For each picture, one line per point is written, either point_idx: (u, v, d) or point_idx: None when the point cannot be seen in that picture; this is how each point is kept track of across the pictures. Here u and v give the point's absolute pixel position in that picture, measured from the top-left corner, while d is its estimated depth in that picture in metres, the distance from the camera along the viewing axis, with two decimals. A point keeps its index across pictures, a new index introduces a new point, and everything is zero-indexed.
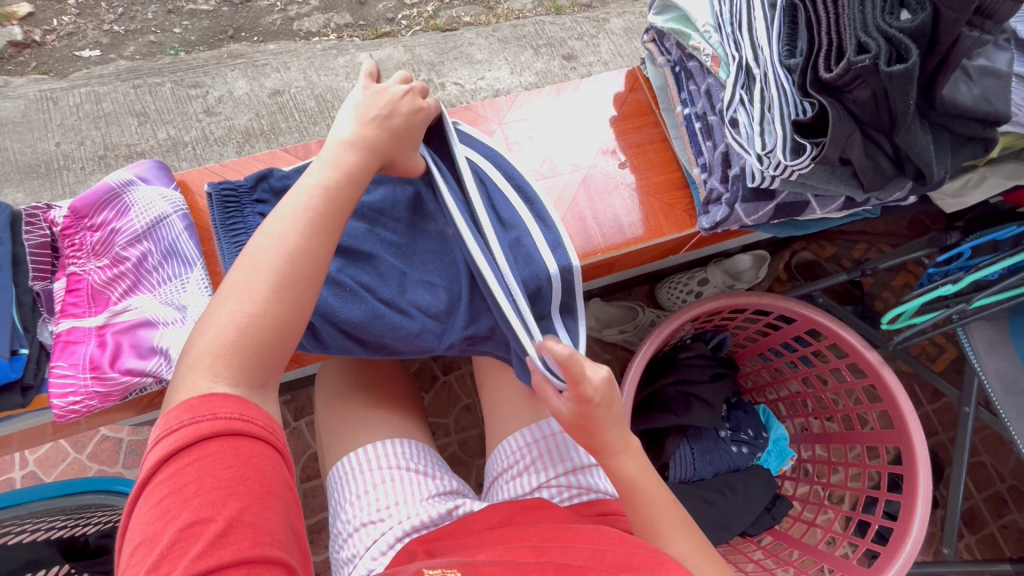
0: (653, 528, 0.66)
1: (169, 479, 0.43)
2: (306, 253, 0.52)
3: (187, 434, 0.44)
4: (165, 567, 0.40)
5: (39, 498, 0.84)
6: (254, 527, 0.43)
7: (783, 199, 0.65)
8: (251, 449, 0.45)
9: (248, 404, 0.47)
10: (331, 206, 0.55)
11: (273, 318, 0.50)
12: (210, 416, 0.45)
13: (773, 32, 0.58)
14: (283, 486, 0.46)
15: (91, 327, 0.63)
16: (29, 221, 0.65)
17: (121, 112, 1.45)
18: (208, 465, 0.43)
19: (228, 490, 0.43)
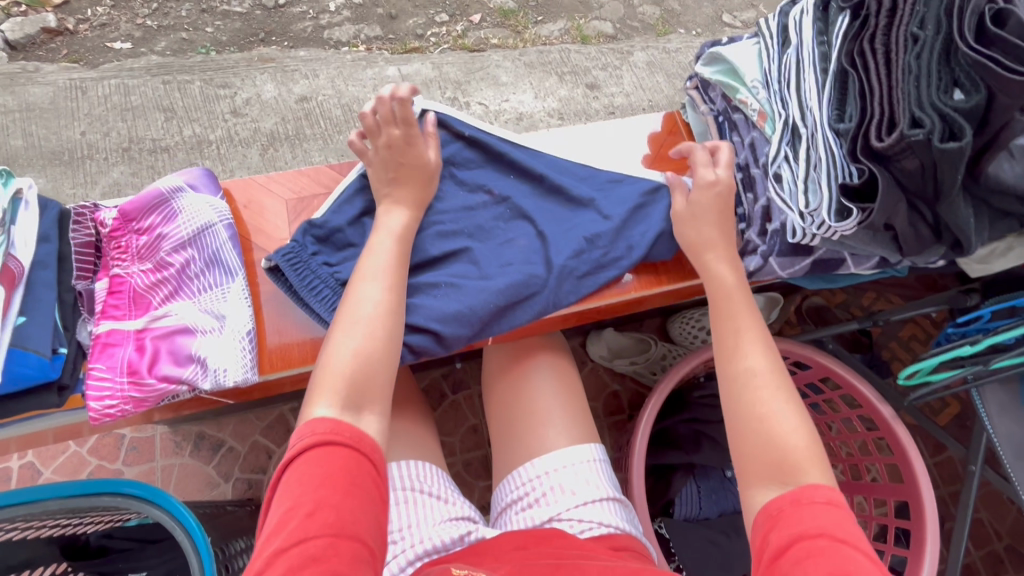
0: (730, 339, 0.64)
1: (283, 477, 0.52)
2: (389, 301, 0.64)
3: (295, 445, 0.53)
4: (270, 540, 0.48)
5: (58, 496, 0.76)
6: (338, 512, 0.49)
7: (820, 256, 0.67)
8: (340, 455, 0.53)
9: (341, 421, 0.55)
10: (394, 260, 0.68)
11: (366, 355, 0.60)
12: (308, 433, 0.53)
13: (824, 95, 0.60)
14: (366, 484, 0.52)
15: (130, 330, 0.63)
16: (77, 219, 0.66)
17: (148, 106, 1.46)
18: (307, 465, 0.51)
19: (319, 482, 0.50)
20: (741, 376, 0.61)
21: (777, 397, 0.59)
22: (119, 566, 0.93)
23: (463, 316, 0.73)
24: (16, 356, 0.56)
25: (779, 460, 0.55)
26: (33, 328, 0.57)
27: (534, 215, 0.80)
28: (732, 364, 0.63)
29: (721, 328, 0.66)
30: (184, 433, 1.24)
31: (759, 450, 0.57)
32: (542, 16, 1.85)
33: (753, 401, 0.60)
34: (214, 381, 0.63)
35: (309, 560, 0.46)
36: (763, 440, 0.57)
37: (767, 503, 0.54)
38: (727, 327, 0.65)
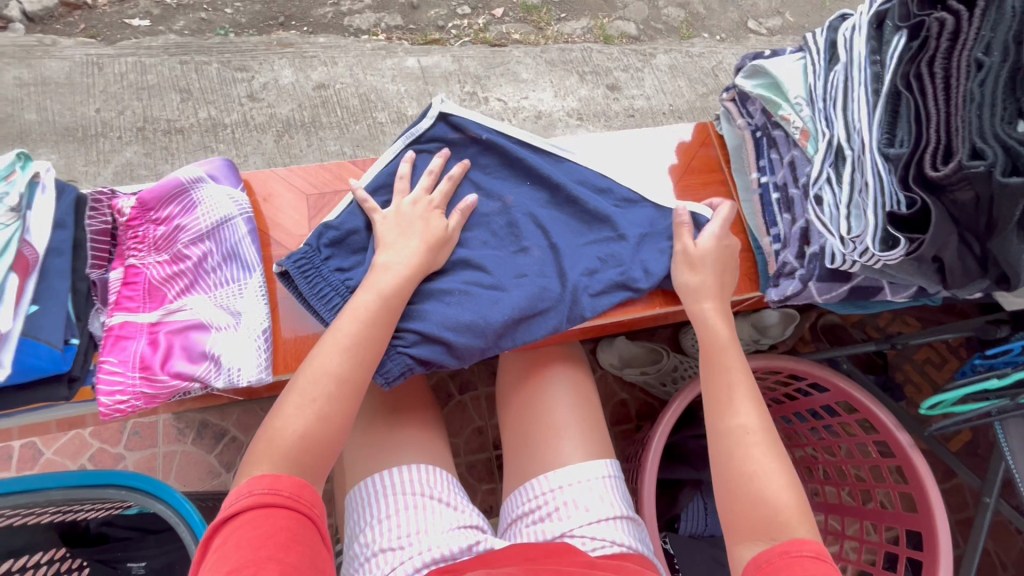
0: (722, 394, 0.66)
1: (216, 546, 0.49)
2: (353, 376, 0.60)
3: (231, 506, 0.51)
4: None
5: (61, 486, 0.72)
6: (282, 570, 0.47)
7: (859, 282, 0.64)
8: (279, 513, 0.51)
9: (279, 477, 0.53)
10: (367, 325, 0.63)
11: (313, 435, 0.57)
12: (246, 493, 0.52)
13: (875, 117, 0.57)
14: (308, 539, 0.51)
15: (143, 323, 0.61)
16: (93, 205, 0.64)
17: (164, 86, 1.44)
18: (244, 528, 0.49)
19: (260, 543, 0.48)
20: (731, 432, 0.63)
21: (763, 455, 0.61)
22: (118, 555, 0.92)
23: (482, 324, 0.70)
24: (27, 346, 0.54)
25: (766, 516, 0.56)
26: (47, 317, 0.56)
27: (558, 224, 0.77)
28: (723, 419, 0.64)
29: (713, 381, 0.68)
30: (187, 420, 1.23)
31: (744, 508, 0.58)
32: (566, 13, 1.81)
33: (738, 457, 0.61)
34: (228, 380, 0.61)
35: None
36: (747, 495, 0.59)
37: (757, 556, 0.55)
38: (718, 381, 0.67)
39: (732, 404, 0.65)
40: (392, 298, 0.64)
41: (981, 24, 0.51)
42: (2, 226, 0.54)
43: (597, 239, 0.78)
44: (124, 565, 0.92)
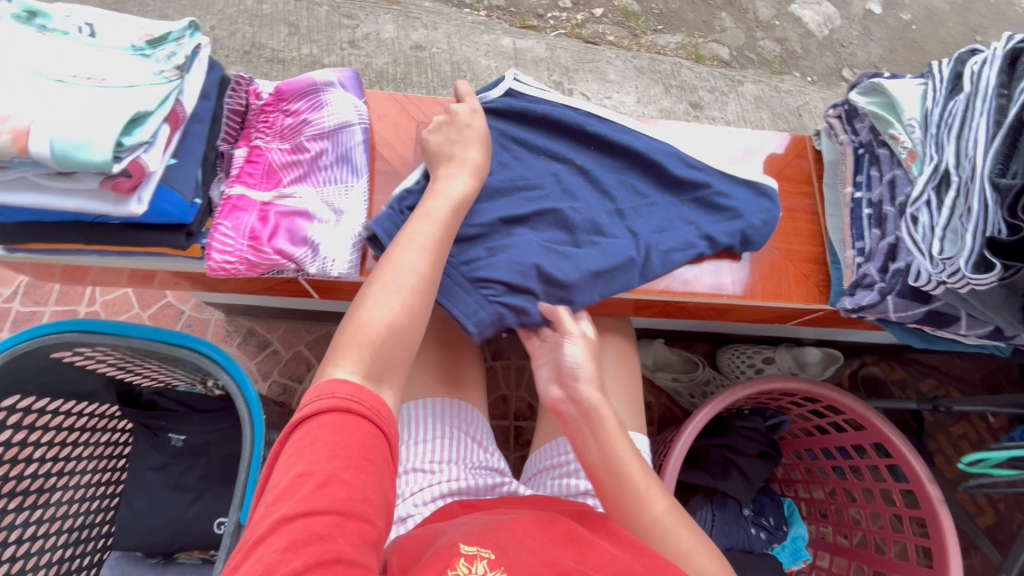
0: (639, 483, 0.63)
1: (293, 443, 0.49)
2: (427, 271, 0.60)
3: (310, 408, 0.50)
4: (276, 505, 0.45)
5: (143, 337, 0.76)
6: (349, 484, 0.47)
7: (937, 307, 0.65)
8: (355, 424, 0.50)
9: (360, 387, 0.52)
10: (443, 231, 0.64)
11: (399, 326, 0.57)
12: (328, 395, 0.51)
13: (991, 146, 0.58)
14: (380, 457, 0.49)
15: (257, 200, 0.66)
16: (234, 86, 0.70)
17: (276, 18, 1.53)
18: (320, 433, 0.48)
19: (333, 452, 0.47)
20: (652, 526, 0.62)
21: (682, 538, 0.62)
22: (161, 424, 0.98)
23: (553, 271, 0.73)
24: (163, 192, 0.58)
25: None
26: (181, 172, 0.60)
27: (646, 194, 0.78)
28: (642, 512, 0.62)
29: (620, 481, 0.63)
30: (236, 324, 1.30)
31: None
32: (663, 25, 1.83)
33: (672, 541, 0.61)
34: (321, 267, 0.65)
35: (315, 535, 0.44)
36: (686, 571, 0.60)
37: None
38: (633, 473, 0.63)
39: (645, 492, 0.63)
40: (457, 206, 0.66)
41: None
42: (165, 81, 0.58)
43: (672, 212, 0.78)
44: (165, 435, 0.98)
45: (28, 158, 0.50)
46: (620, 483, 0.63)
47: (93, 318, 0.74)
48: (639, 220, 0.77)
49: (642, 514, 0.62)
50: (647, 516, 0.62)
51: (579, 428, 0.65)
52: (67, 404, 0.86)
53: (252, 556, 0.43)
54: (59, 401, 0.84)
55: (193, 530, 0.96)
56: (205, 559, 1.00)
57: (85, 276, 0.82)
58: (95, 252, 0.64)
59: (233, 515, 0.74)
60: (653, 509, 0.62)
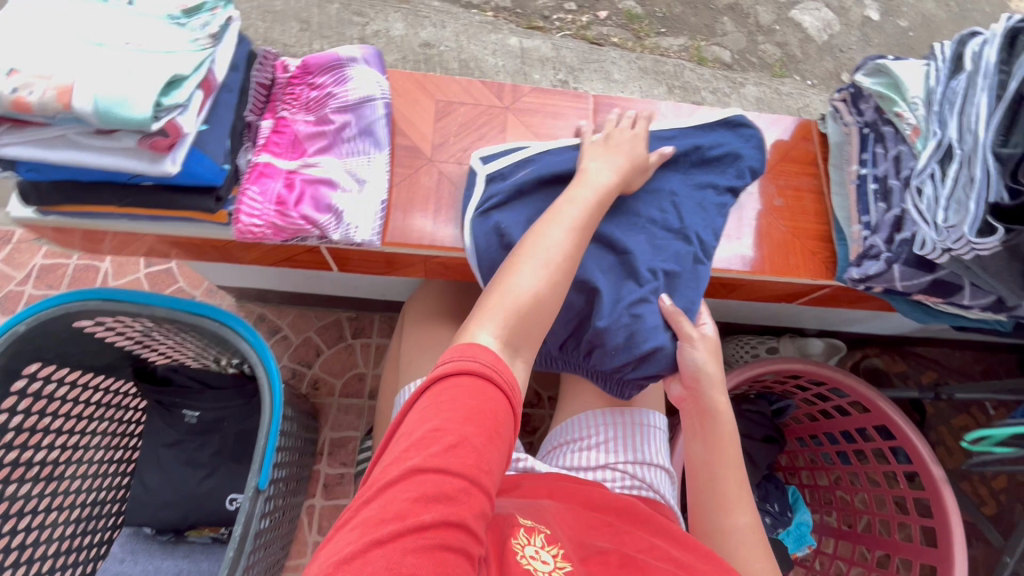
0: (732, 488, 0.66)
1: (428, 399, 0.48)
2: (569, 254, 0.60)
3: (448, 368, 0.49)
4: (409, 453, 0.46)
5: (166, 306, 0.77)
6: (478, 452, 0.46)
7: (942, 276, 0.68)
8: (491, 392, 0.49)
9: (499, 358, 0.51)
10: (587, 215, 0.64)
11: (542, 299, 0.57)
12: (470, 359, 0.50)
13: (993, 118, 0.60)
14: (508, 431, 0.48)
15: (284, 169, 0.68)
16: (261, 60, 0.72)
17: (288, 14, 1.55)
18: (457, 394, 0.48)
19: (468, 415, 0.47)
20: (727, 531, 0.64)
21: (755, 557, 0.62)
22: (174, 400, 1.00)
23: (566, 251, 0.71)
24: (195, 155, 0.60)
25: None
26: (212, 136, 0.62)
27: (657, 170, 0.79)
28: (721, 515, 0.65)
29: (713, 477, 0.67)
30: (247, 310, 1.31)
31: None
32: (666, 28, 1.87)
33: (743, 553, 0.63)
34: (345, 234, 0.67)
35: (443, 494, 0.44)
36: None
37: None
38: (728, 477, 0.67)
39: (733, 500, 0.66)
40: (602, 198, 0.66)
41: None
42: (200, 49, 0.60)
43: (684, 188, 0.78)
44: (177, 411, 1.00)
45: (71, 114, 0.52)
46: (712, 484, 0.67)
47: (117, 287, 0.75)
48: (651, 207, 0.75)
49: (721, 517, 0.65)
50: (730, 523, 0.65)
51: (692, 421, 0.70)
52: (82, 376, 0.88)
53: (383, 496, 0.44)
54: (76, 372, 0.86)
55: (205, 505, 0.98)
56: (216, 537, 1.01)
57: (105, 247, 0.83)
58: (125, 216, 0.66)
59: (251, 481, 0.75)
60: (733, 518, 0.65)
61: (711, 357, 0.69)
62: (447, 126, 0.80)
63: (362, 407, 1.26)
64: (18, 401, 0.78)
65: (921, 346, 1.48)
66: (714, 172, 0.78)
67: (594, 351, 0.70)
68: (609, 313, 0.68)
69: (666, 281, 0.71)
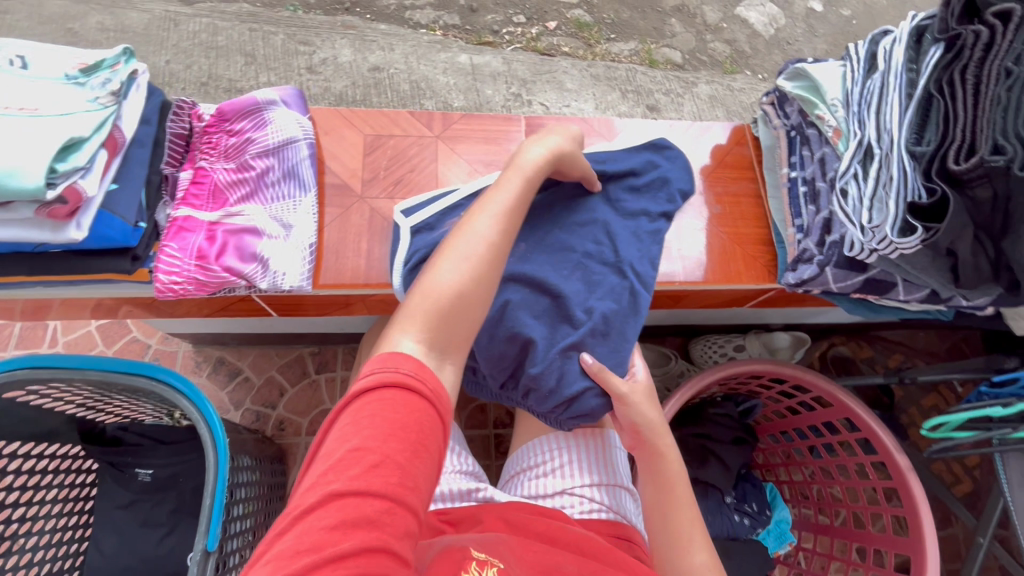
0: (682, 530, 0.65)
1: (350, 414, 0.44)
2: (500, 242, 0.55)
3: (369, 380, 0.45)
4: (328, 476, 0.41)
5: (98, 369, 0.74)
6: (403, 470, 0.43)
7: (874, 275, 0.68)
8: (418, 404, 0.45)
9: (425, 366, 0.47)
10: (513, 200, 0.59)
11: (467, 294, 0.52)
12: (392, 368, 0.46)
13: (905, 118, 0.61)
14: (437, 445, 0.45)
15: (204, 220, 0.66)
16: (176, 111, 0.70)
17: (231, 48, 1.52)
18: (381, 407, 0.44)
19: (391, 431, 0.43)
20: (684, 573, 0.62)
21: None
22: (126, 460, 0.96)
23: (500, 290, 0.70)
24: (104, 217, 0.58)
25: None
26: (122, 197, 0.60)
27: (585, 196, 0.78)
28: (676, 556, 0.63)
29: (663, 520, 0.65)
30: (205, 355, 1.28)
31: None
32: (616, 34, 1.88)
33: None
34: (272, 282, 0.66)
35: (364, 519, 0.40)
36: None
37: None
38: (677, 519, 0.66)
39: (687, 542, 0.64)
40: (533, 178, 0.62)
41: (1013, 37, 0.54)
42: (101, 107, 0.59)
43: (620, 200, 0.78)
44: (129, 471, 0.96)
45: None
46: (665, 526, 0.65)
47: (44, 353, 0.72)
48: (585, 241, 0.74)
49: (676, 558, 0.63)
50: (688, 564, 0.62)
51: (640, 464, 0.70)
52: (25, 446, 0.82)
53: (300, 526, 0.40)
54: (18, 444, 0.81)
55: (167, 566, 0.94)
56: None
57: (33, 310, 0.80)
58: (38, 283, 0.63)
59: (199, 544, 0.71)
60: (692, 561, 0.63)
61: (646, 402, 0.68)
62: (377, 160, 0.79)
63: None
64: None
65: (885, 330, 1.50)
66: (645, 199, 0.79)
67: (531, 393, 0.68)
68: (543, 360, 0.67)
69: (598, 325, 0.69)
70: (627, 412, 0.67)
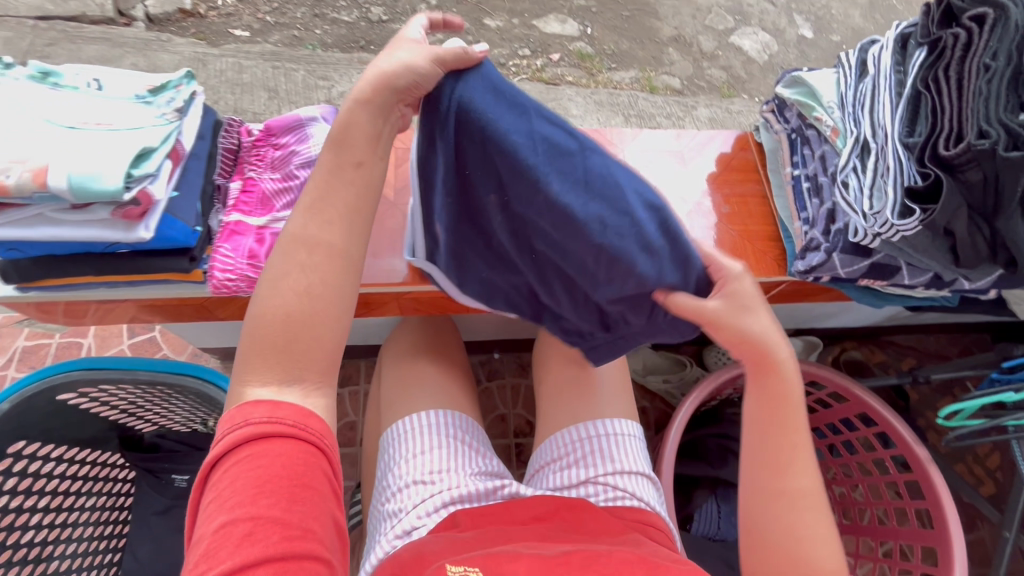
0: (785, 450, 0.62)
1: (214, 490, 0.45)
2: (338, 245, 0.54)
3: (225, 446, 0.47)
4: (203, 565, 0.42)
5: (148, 369, 0.79)
6: (282, 521, 0.44)
7: (878, 259, 0.72)
8: (280, 448, 0.47)
9: (278, 405, 0.48)
10: (349, 195, 0.55)
11: (301, 308, 0.51)
12: (242, 425, 0.47)
13: (897, 114, 0.67)
14: (314, 479, 0.47)
15: (254, 225, 0.72)
16: (226, 128, 0.78)
17: (255, 84, 1.60)
18: (242, 469, 0.45)
19: (257, 488, 0.44)
20: (784, 496, 0.61)
21: (811, 523, 0.61)
22: (164, 466, 0.99)
23: (522, 240, 0.60)
24: (167, 220, 0.64)
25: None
26: (184, 202, 0.66)
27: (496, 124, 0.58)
28: (776, 479, 0.62)
29: (770, 435, 0.62)
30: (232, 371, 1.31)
31: (783, 563, 0.60)
32: (617, 64, 1.95)
33: (799, 518, 0.61)
34: None
35: None
36: (795, 553, 0.60)
37: None
38: (779, 439, 0.62)
39: (792, 459, 0.62)
40: (361, 140, 0.56)
41: (989, 37, 0.60)
42: (167, 122, 0.65)
43: None
44: (167, 477, 0.99)
45: (47, 192, 0.56)
46: (770, 445, 0.62)
47: (99, 356, 0.77)
48: None
49: (775, 480, 0.62)
50: (789, 484, 0.62)
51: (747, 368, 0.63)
52: (69, 451, 0.87)
53: None
54: (63, 448, 0.86)
55: None
56: None
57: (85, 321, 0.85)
58: (103, 284, 0.69)
59: None
60: (789, 482, 0.62)
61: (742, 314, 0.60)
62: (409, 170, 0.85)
63: (355, 456, 1.21)
64: (3, 481, 0.78)
65: (895, 335, 1.52)
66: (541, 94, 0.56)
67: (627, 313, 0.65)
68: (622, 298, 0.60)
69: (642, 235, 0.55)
70: (726, 335, 0.60)
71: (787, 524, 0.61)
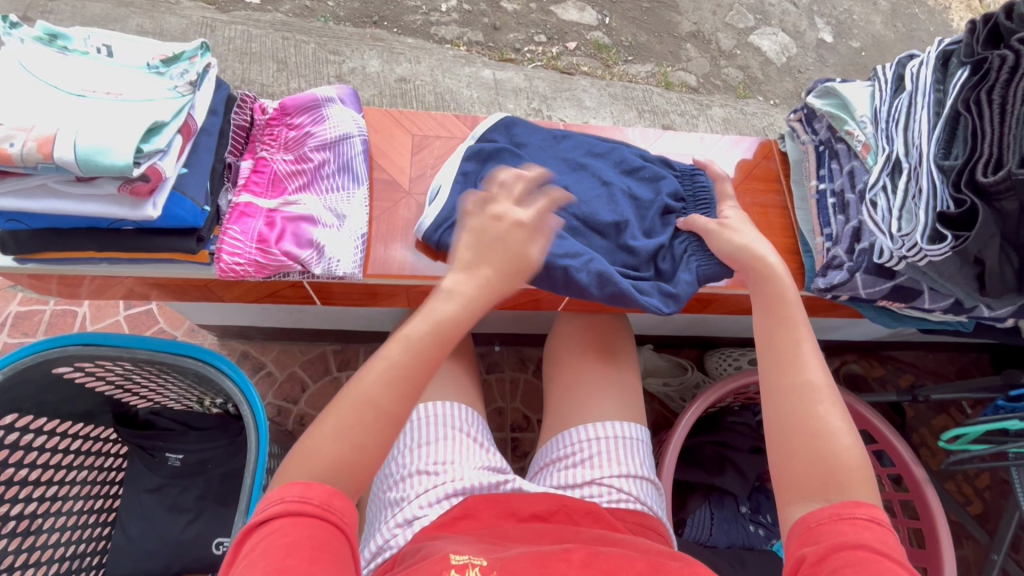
0: (787, 349, 0.61)
1: (245, 556, 0.46)
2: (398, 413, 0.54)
3: (261, 516, 0.48)
4: None
5: (147, 348, 0.76)
6: None
7: (901, 282, 0.72)
8: (309, 523, 0.48)
9: (310, 485, 0.50)
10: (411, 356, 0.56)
11: (349, 461, 0.52)
12: (276, 500, 0.49)
13: (933, 135, 0.65)
14: (337, 554, 0.47)
15: (263, 207, 0.69)
16: (240, 104, 0.75)
17: (264, 55, 1.53)
18: (273, 538, 0.46)
19: (286, 552, 0.45)
20: (795, 389, 0.58)
21: (839, 428, 0.56)
22: (157, 445, 0.98)
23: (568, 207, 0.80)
24: (175, 198, 0.61)
25: (827, 478, 0.54)
26: (192, 180, 0.63)
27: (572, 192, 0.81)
28: (787, 375, 0.60)
29: (776, 336, 0.63)
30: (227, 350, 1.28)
31: (805, 466, 0.55)
32: (633, 56, 1.86)
33: (812, 413, 0.57)
34: (327, 268, 0.69)
35: None
36: (818, 450, 0.55)
37: (805, 516, 0.53)
38: (776, 339, 0.62)
39: (800, 356, 0.60)
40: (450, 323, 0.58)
41: None
42: (178, 95, 0.62)
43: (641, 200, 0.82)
44: (160, 455, 0.98)
45: (52, 164, 0.53)
46: (773, 345, 0.62)
47: (94, 332, 0.75)
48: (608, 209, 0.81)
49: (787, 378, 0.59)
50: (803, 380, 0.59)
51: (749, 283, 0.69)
52: (65, 425, 0.86)
53: None
54: (59, 422, 0.84)
55: (189, 553, 0.94)
56: None
57: (84, 295, 0.82)
58: (105, 260, 0.66)
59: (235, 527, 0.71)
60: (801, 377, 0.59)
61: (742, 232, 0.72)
62: (424, 159, 0.82)
63: None
64: None
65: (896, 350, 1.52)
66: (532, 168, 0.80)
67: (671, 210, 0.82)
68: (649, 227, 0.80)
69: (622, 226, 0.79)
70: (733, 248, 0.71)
71: (803, 419, 0.57)
